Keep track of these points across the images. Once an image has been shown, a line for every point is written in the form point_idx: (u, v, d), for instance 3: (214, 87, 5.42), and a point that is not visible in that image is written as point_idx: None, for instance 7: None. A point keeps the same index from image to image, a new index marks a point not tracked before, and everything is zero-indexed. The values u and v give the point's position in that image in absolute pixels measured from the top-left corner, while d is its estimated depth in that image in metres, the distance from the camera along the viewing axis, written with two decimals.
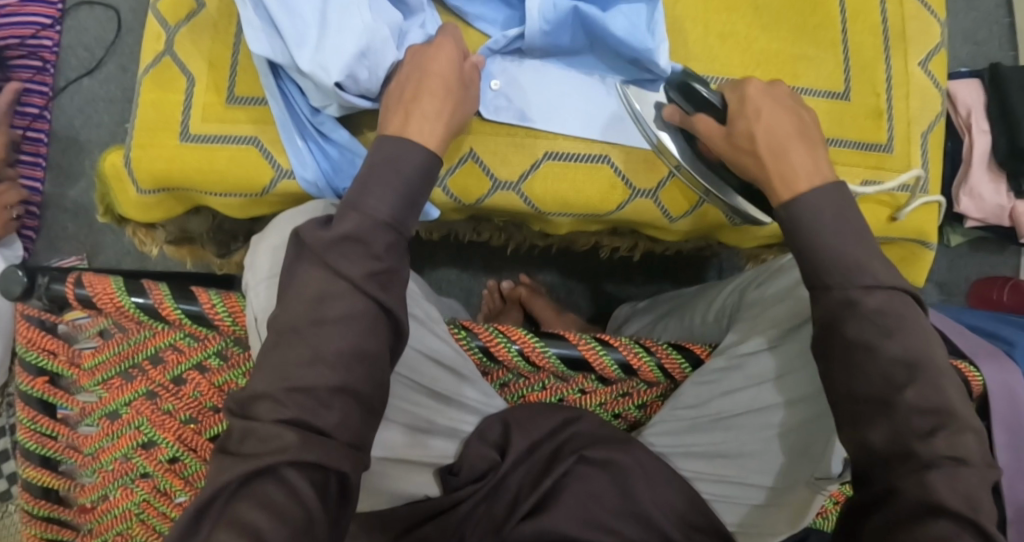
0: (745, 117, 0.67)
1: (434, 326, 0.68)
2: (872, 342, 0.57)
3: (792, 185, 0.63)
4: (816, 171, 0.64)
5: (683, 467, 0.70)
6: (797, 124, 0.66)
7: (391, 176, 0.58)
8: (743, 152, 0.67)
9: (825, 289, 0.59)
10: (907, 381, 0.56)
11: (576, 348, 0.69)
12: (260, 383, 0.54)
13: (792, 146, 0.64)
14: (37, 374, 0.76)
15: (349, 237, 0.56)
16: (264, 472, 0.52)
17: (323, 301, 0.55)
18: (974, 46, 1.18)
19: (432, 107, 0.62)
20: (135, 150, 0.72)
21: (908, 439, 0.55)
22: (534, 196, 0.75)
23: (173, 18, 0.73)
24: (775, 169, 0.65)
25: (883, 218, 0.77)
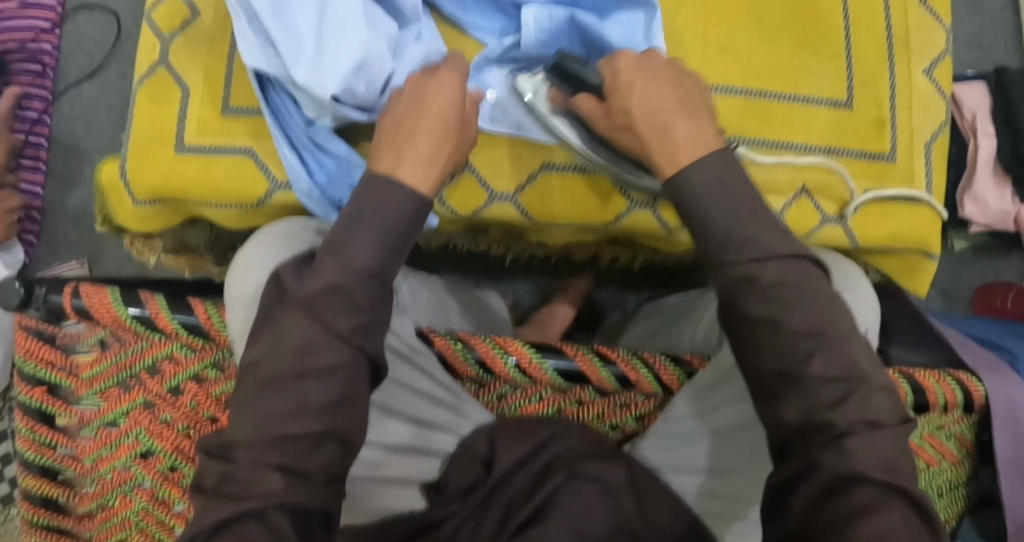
0: (619, 92, 0.62)
1: (409, 351, 0.70)
2: (773, 316, 0.54)
3: (675, 159, 0.58)
4: (699, 140, 0.59)
5: (674, 481, 0.70)
6: (678, 94, 0.61)
7: (376, 220, 0.58)
8: (623, 129, 0.63)
9: (721, 265, 0.56)
10: (813, 353, 0.53)
11: (574, 362, 0.69)
12: (240, 433, 0.54)
13: (672, 119, 0.60)
14: (35, 384, 0.75)
15: (335, 289, 0.55)
16: (247, 516, 0.52)
17: (307, 351, 0.55)
18: (978, 50, 1.17)
19: (426, 148, 0.61)
20: (131, 162, 0.72)
21: (819, 410, 0.53)
22: (532, 209, 0.75)
23: (168, 27, 0.73)
24: (659, 148, 0.60)
25: (885, 229, 0.76)
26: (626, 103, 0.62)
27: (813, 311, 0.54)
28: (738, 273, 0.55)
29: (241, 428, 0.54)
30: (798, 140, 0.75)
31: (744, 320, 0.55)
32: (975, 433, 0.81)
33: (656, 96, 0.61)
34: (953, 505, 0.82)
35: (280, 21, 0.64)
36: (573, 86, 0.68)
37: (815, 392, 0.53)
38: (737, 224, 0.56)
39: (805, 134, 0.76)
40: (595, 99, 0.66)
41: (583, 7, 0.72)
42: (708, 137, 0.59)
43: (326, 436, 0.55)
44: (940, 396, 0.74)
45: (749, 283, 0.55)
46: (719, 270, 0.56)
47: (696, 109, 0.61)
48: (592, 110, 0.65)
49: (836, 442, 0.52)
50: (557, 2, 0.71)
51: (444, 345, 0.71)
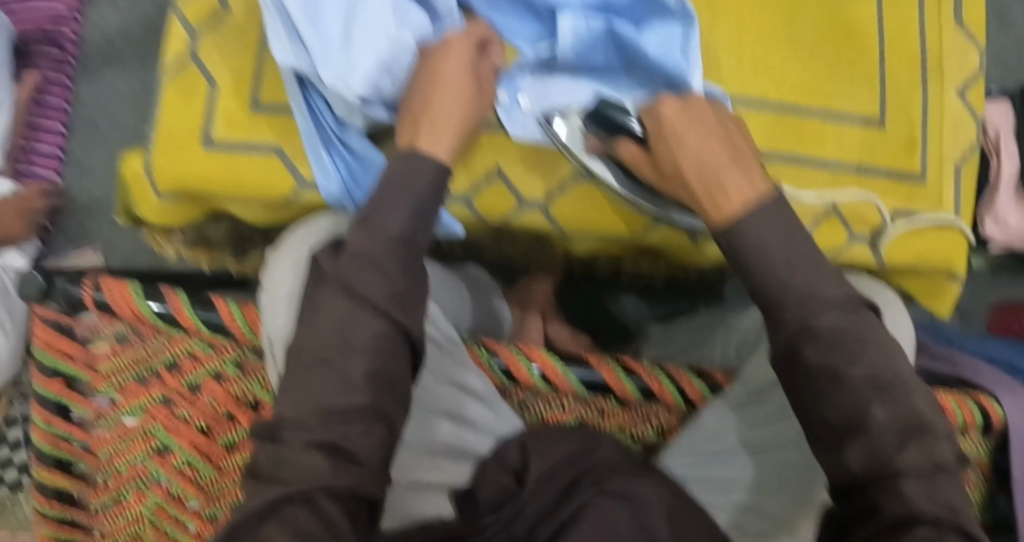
0: (665, 145, 0.61)
1: (455, 350, 0.69)
2: (835, 367, 0.55)
3: (721, 212, 0.59)
4: (751, 189, 0.59)
5: (702, 497, 0.68)
6: (731, 149, 0.60)
7: (400, 193, 0.57)
8: (671, 180, 0.62)
9: (780, 320, 0.57)
10: (874, 398, 0.54)
11: (598, 373, 0.69)
12: (287, 410, 0.54)
13: (725, 172, 0.59)
14: (52, 376, 0.75)
15: (364, 256, 0.56)
16: (292, 499, 0.51)
17: (346, 324, 0.55)
18: (1004, 68, 1.17)
19: (443, 116, 0.61)
20: (156, 156, 0.71)
21: (884, 457, 0.53)
22: (561, 217, 0.74)
23: (197, 20, 0.73)
24: (703, 197, 0.60)
25: (915, 247, 0.75)
26: (675, 156, 0.61)
27: (820, 328, 0.55)
28: (799, 323, 0.56)
29: (289, 405, 0.55)
30: (824, 156, 0.75)
31: (795, 362, 0.56)
32: (991, 457, 0.83)
33: (706, 150, 0.60)
34: None
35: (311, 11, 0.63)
36: (608, 129, 0.66)
37: (876, 429, 0.54)
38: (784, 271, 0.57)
39: (835, 150, 0.75)
40: (639, 147, 0.65)
41: (621, 14, 0.69)
42: (760, 185, 0.59)
43: (374, 413, 0.55)
44: (958, 419, 0.76)
45: (807, 332, 0.55)
46: (770, 320, 0.58)
47: (751, 162, 0.59)
48: (636, 160, 0.65)
49: (874, 463, 0.53)
50: (594, 7, 0.68)
51: (472, 354, 0.71)
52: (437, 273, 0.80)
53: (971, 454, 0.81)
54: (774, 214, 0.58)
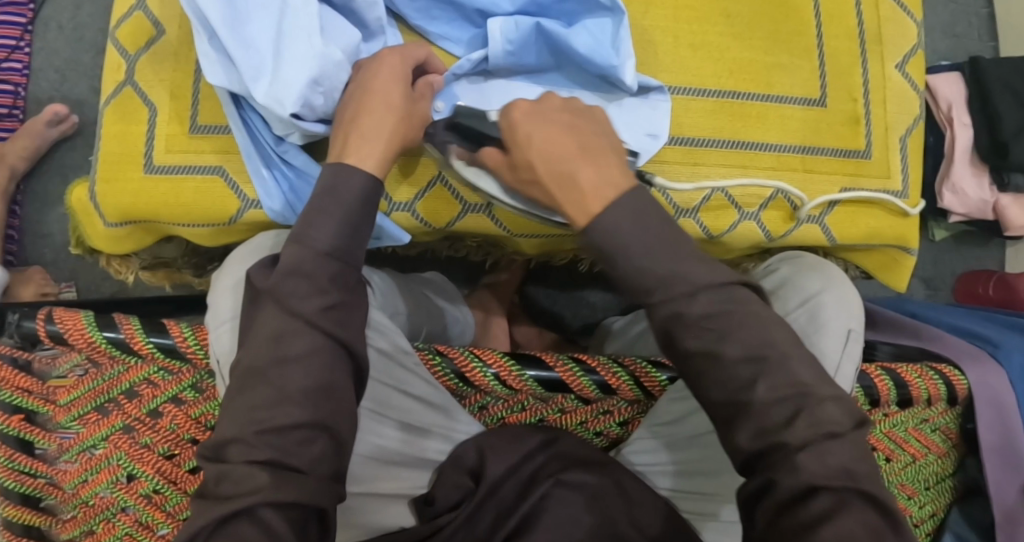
0: (518, 148, 0.59)
1: (405, 360, 0.68)
2: (710, 348, 0.53)
3: (586, 209, 0.56)
4: (608, 182, 0.56)
5: (661, 485, 0.72)
6: (581, 139, 0.58)
7: (331, 205, 0.57)
8: (529, 183, 0.60)
9: (649, 308, 0.54)
10: (756, 379, 0.53)
11: (554, 371, 0.69)
12: (228, 428, 0.54)
13: (577, 165, 0.57)
14: (12, 412, 0.73)
15: (296, 271, 0.55)
16: (237, 514, 0.52)
17: (281, 339, 0.55)
18: (953, 39, 1.17)
19: (371, 125, 0.61)
20: (100, 184, 0.71)
21: (772, 432, 0.53)
22: (506, 217, 0.74)
23: (133, 47, 0.72)
24: (566, 198, 0.57)
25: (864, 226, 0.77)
26: (527, 157, 0.58)
27: (689, 315, 0.53)
28: (667, 312, 0.54)
29: (229, 424, 0.54)
30: (774, 140, 0.75)
31: (671, 345, 0.54)
32: (958, 424, 0.84)
33: (554, 146, 0.57)
34: (941, 496, 0.85)
35: (246, 28, 0.64)
36: (474, 142, 0.65)
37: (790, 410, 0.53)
38: (669, 268, 0.54)
39: (779, 133, 0.75)
40: (499, 152, 0.62)
41: (553, 13, 0.71)
42: (618, 177, 0.56)
43: (315, 427, 0.54)
44: (922, 389, 0.76)
45: (676, 320, 0.53)
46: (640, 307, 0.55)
47: (599, 153, 0.57)
48: (496, 164, 0.62)
49: (793, 445, 0.52)
50: (523, 8, 0.70)
51: (422, 357, 0.70)
52: (385, 281, 0.79)
53: (938, 425, 0.82)
54: (634, 202, 0.55)
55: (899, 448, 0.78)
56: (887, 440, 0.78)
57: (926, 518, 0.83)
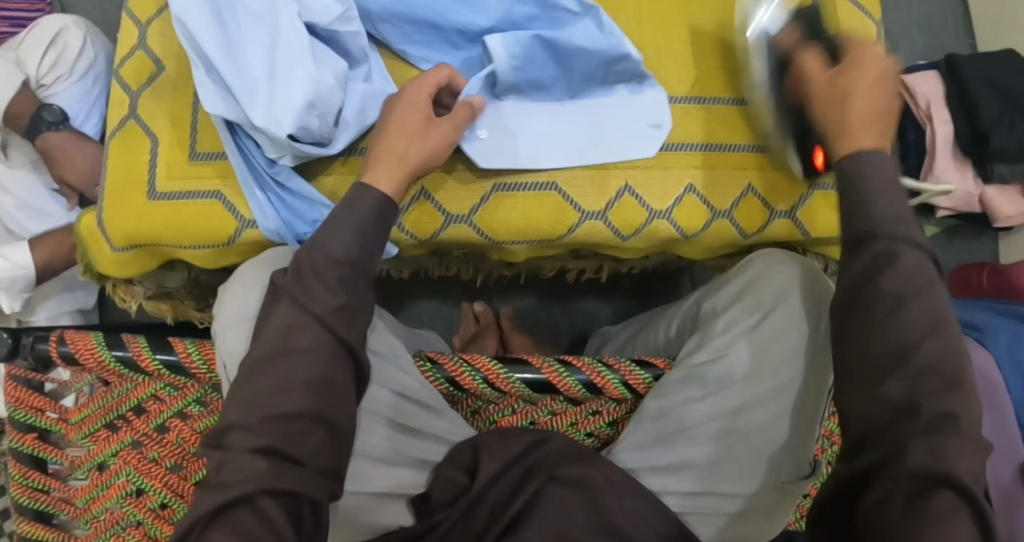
0: (851, 70, 0.66)
1: (400, 362, 0.72)
2: (903, 296, 0.58)
3: (849, 134, 0.64)
4: (873, 118, 0.65)
5: (651, 481, 0.71)
6: (882, 82, 0.66)
7: (344, 217, 0.63)
8: (826, 101, 0.67)
9: (872, 237, 0.61)
10: (927, 335, 0.58)
11: (541, 373, 0.72)
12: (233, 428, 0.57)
13: (856, 96, 0.65)
14: (26, 431, 0.78)
15: (308, 272, 0.61)
16: (238, 502, 0.55)
17: (290, 332, 0.59)
18: (930, 39, 1.21)
19: (415, 153, 0.68)
20: (108, 212, 0.75)
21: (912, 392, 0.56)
22: (486, 227, 0.77)
23: (135, 82, 0.77)
24: (835, 121, 0.66)
25: None
26: (852, 85, 0.66)
27: (902, 258, 0.59)
28: (883, 247, 0.60)
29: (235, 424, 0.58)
30: (743, 140, 0.78)
31: (863, 286, 0.60)
32: None
33: (873, 95, 0.65)
34: None
35: (249, 57, 0.67)
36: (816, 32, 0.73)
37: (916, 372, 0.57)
38: (885, 203, 0.61)
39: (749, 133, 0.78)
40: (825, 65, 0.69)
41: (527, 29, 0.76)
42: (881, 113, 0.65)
43: (313, 418, 0.58)
44: None
45: (889, 256, 0.59)
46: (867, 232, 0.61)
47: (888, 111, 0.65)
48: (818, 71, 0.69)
49: None
50: (500, 22, 0.75)
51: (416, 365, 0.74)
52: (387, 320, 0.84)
53: None
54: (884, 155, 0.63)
55: None
56: None
57: None
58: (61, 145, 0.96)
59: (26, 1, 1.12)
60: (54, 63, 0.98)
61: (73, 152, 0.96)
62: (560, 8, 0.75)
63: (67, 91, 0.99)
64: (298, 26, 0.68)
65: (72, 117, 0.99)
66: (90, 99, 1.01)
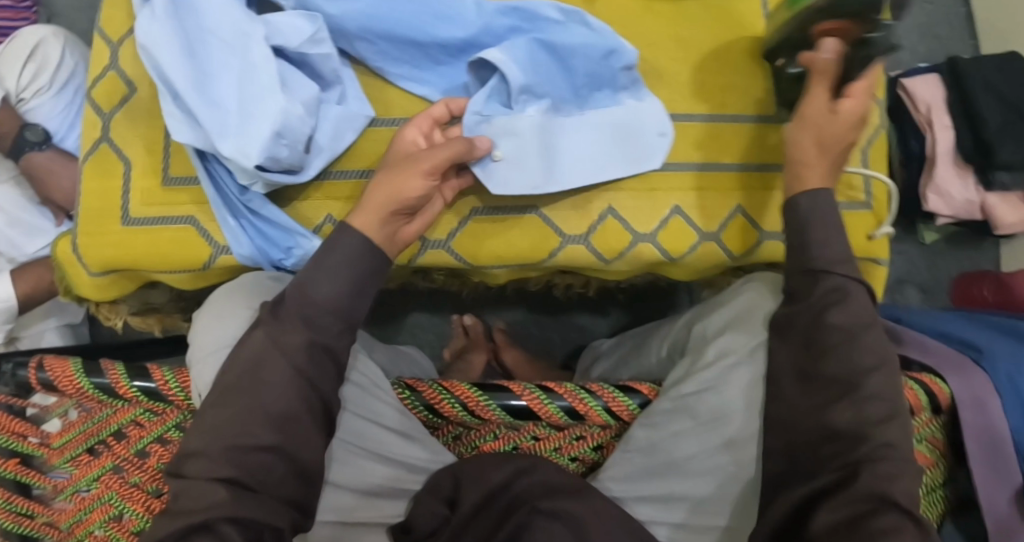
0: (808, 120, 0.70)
1: (378, 391, 0.72)
2: (851, 331, 0.65)
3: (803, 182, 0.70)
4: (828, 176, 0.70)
5: (639, 511, 0.70)
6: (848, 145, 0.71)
7: (336, 263, 0.64)
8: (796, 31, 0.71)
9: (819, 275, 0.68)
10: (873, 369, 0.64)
11: (521, 400, 0.70)
12: None
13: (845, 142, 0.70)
14: (9, 456, 0.76)
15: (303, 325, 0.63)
16: (201, 529, 0.57)
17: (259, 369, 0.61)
18: (932, 40, 1.19)
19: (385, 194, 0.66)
20: (81, 238, 0.73)
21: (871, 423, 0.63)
22: (464, 251, 0.76)
23: (107, 104, 0.75)
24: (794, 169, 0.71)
25: (878, 240, 0.77)
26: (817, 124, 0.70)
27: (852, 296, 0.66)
28: (833, 283, 0.67)
29: None
30: (730, 159, 0.76)
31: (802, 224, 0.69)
32: (947, 434, 0.82)
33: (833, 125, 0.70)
34: (935, 508, 0.81)
35: (217, 85, 0.66)
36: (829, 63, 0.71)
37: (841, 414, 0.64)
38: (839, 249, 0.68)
39: (736, 152, 0.76)
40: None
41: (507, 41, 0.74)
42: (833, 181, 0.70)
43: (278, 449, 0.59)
44: None
45: (840, 292, 0.66)
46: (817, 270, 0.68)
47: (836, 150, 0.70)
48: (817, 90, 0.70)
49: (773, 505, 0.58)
50: (477, 33, 0.73)
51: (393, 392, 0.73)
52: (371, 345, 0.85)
53: (924, 435, 0.80)
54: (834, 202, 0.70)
55: None
56: None
57: None
58: (46, 165, 0.95)
59: (11, 10, 1.08)
60: (33, 78, 0.97)
61: (59, 171, 0.95)
62: (542, 17, 0.74)
63: (45, 106, 0.98)
64: (267, 53, 0.66)
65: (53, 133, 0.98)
66: (71, 113, 1.00)
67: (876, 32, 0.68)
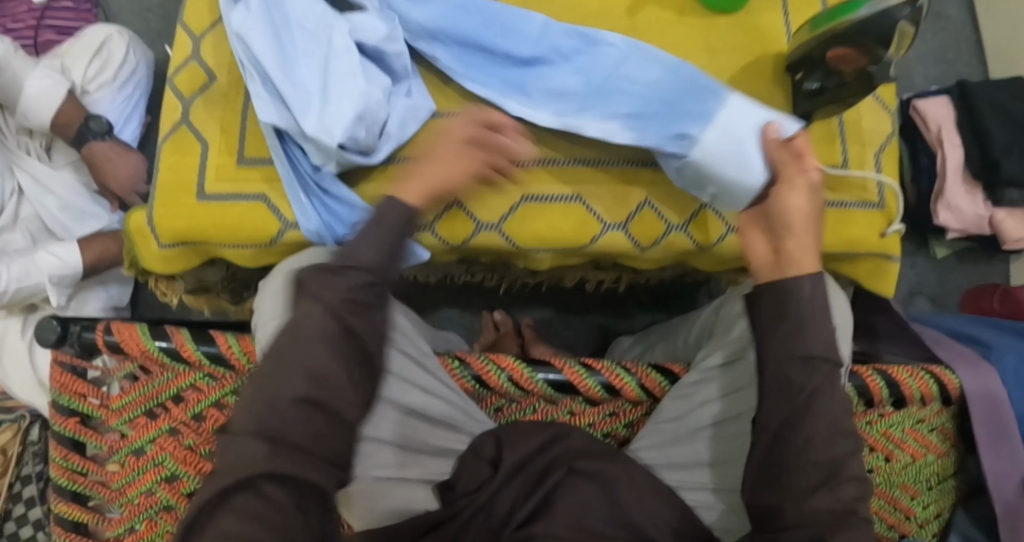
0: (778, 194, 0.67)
1: (428, 363, 0.77)
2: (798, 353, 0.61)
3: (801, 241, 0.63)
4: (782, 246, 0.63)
5: (670, 477, 0.76)
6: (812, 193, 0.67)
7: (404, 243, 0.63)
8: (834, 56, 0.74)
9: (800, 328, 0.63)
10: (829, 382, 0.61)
11: (563, 374, 0.76)
12: None
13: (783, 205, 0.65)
14: (69, 415, 0.82)
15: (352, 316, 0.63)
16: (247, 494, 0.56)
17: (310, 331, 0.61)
18: (944, 65, 1.26)
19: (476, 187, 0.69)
20: (157, 210, 0.80)
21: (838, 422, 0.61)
22: (514, 236, 0.77)
23: (188, 90, 0.82)
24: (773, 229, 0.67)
25: (889, 236, 0.81)
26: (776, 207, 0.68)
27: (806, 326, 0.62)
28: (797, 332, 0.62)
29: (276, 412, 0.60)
30: None
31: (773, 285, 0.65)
32: (957, 425, 0.87)
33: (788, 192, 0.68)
34: (945, 497, 0.89)
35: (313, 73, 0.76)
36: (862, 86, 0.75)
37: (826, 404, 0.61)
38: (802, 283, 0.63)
39: None
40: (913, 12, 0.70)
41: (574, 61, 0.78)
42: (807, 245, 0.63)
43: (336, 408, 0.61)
44: (914, 391, 0.82)
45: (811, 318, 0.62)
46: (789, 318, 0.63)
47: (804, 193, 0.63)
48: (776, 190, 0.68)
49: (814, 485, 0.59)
50: (546, 49, 0.78)
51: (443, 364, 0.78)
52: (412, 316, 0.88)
53: (936, 424, 0.86)
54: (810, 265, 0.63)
55: (896, 447, 0.84)
56: (885, 440, 0.84)
57: (931, 518, 0.88)
58: (105, 154, 1.03)
59: (73, 11, 1.17)
60: (97, 72, 1.05)
61: (117, 160, 1.03)
62: (604, 44, 0.77)
63: (107, 98, 1.06)
64: (349, 45, 0.75)
65: (113, 124, 1.06)
66: (130, 104, 1.08)
67: (875, 66, 0.72)
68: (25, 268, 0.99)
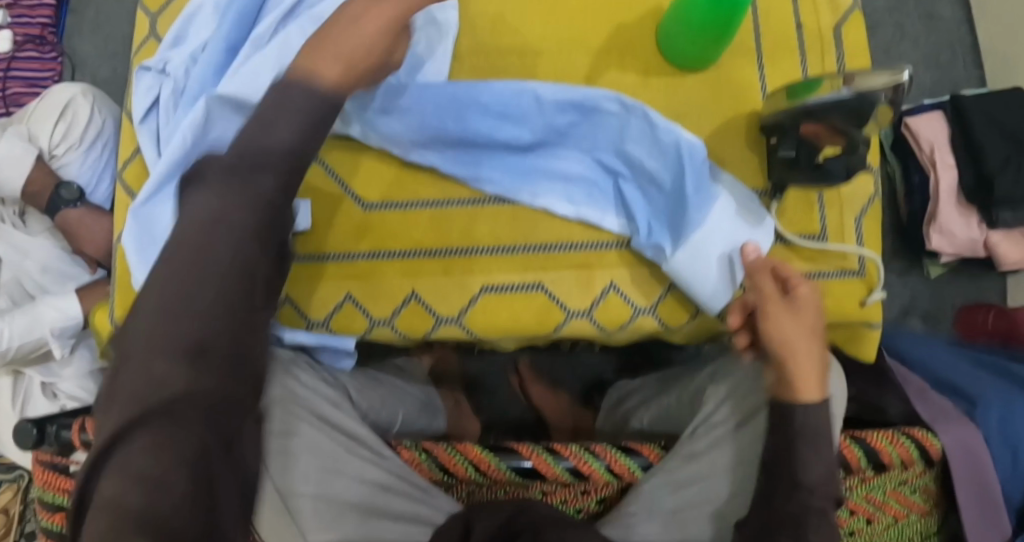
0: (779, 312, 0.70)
1: (384, 460, 0.72)
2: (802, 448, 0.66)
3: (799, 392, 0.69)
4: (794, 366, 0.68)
5: None
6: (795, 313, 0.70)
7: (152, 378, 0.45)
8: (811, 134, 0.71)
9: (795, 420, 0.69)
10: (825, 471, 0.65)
11: (529, 461, 0.75)
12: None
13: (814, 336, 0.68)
14: (54, 510, 0.80)
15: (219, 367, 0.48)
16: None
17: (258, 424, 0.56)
18: (937, 71, 1.20)
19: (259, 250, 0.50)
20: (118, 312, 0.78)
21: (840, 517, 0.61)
22: (477, 328, 0.75)
23: (139, 185, 0.78)
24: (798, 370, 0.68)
25: (869, 306, 0.78)
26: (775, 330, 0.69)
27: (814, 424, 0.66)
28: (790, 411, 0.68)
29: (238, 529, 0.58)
30: None
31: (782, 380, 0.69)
32: (939, 483, 0.86)
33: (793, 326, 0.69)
34: None
35: None
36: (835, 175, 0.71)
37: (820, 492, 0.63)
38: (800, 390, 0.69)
39: None
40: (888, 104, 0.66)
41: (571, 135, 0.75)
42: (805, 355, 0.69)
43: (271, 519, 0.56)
44: (891, 458, 0.80)
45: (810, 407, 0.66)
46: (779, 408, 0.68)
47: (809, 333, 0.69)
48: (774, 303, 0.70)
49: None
50: (541, 131, 0.74)
51: (409, 455, 0.77)
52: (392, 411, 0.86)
53: (917, 485, 0.84)
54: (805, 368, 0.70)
55: (877, 510, 0.82)
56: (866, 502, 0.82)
57: None
58: (78, 220, 1.00)
59: (38, 61, 1.15)
60: (65, 134, 1.02)
61: (91, 225, 1.00)
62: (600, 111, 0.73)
63: (77, 161, 1.03)
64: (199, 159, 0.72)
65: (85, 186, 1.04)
66: (100, 164, 1.05)
67: (846, 156, 0.69)
68: (28, 322, 0.97)
